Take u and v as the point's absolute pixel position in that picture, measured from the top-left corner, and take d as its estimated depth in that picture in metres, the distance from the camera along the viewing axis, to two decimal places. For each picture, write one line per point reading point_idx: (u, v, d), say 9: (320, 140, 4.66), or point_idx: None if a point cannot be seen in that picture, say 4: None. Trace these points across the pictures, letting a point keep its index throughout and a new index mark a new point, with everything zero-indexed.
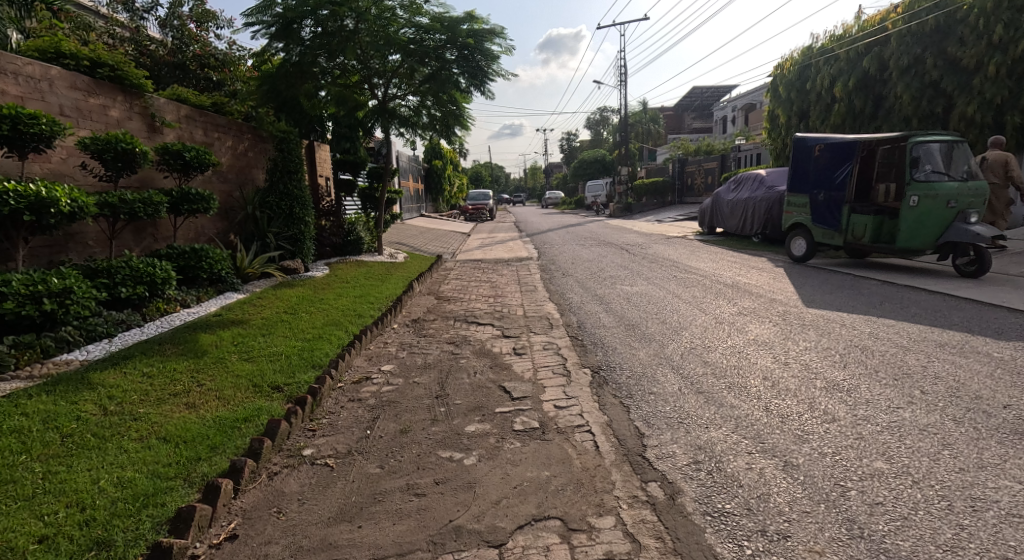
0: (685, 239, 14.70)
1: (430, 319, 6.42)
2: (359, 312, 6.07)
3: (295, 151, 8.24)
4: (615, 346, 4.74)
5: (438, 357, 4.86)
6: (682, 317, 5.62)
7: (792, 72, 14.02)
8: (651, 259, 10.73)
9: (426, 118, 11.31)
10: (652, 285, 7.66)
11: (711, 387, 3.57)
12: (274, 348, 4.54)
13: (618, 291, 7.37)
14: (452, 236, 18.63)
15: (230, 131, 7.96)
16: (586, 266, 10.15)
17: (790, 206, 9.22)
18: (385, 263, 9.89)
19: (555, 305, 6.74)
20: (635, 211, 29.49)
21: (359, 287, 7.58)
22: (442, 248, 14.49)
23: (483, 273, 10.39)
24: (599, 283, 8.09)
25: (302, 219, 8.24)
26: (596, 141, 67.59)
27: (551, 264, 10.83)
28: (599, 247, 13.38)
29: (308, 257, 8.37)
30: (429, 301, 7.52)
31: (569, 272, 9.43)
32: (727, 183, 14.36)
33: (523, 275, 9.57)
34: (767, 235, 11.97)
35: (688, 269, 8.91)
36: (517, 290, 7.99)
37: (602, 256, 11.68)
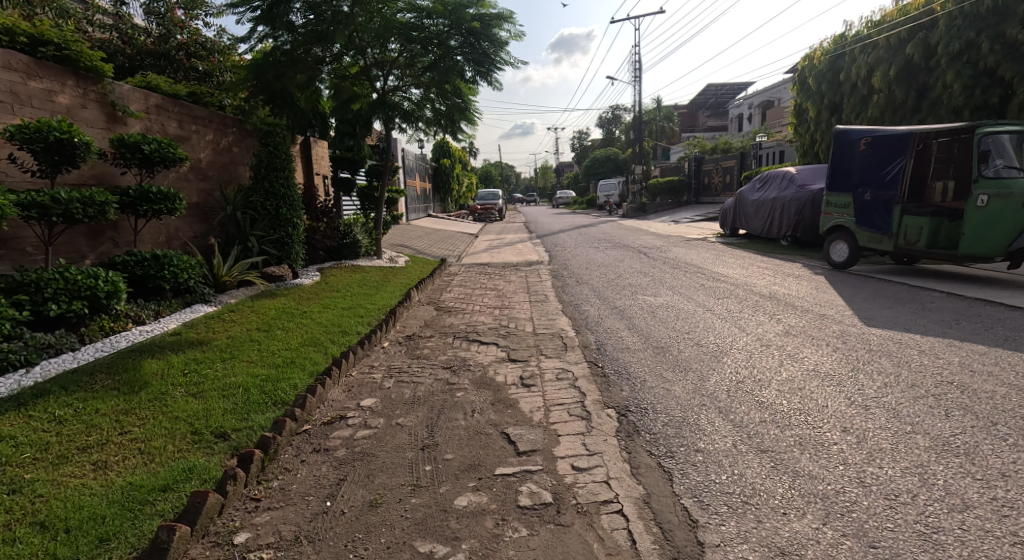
0: (706, 242, 13.82)
1: (427, 336, 5.65)
2: (346, 330, 5.30)
3: (283, 147, 7.52)
4: (643, 375, 3.95)
5: (431, 387, 4.08)
6: (719, 337, 4.81)
7: (823, 62, 13.17)
8: (672, 264, 9.88)
9: (430, 112, 10.61)
10: (677, 296, 6.83)
11: (776, 444, 2.76)
12: (232, 380, 3.76)
13: (640, 302, 6.55)
14: (459, 237, 17.86)
15: (211, 124, 7.27)
16: (602, 272, 9.32)
17: (830, 206, 8.34)
18: (382, 268, 9.15)
19: (569, 318, 5.95)
20: (649, 211, 28.57)
21: (351, 297, 6.85)
22: (448, 250, 13.73)
23: (490, 279, 9.60)
24: (617, 293, 7.27)
25: (290, 221, 7.50)
26: (609, 140, 66.59)
27: (564, 270, 10.03)
28: (615, 250, 12.53)
29: (297, 263, 7.64)
30: (428, 313, 6.76)
31: (583, 279, 8.61)
32: (752, 181, 13.43)
33: (533, 282, 8.77)
34: (799, 238, 11.07)
35: (715, 277, 8.06)
36: (527, 300, 7.20)
37: (618, 260, 10.84)
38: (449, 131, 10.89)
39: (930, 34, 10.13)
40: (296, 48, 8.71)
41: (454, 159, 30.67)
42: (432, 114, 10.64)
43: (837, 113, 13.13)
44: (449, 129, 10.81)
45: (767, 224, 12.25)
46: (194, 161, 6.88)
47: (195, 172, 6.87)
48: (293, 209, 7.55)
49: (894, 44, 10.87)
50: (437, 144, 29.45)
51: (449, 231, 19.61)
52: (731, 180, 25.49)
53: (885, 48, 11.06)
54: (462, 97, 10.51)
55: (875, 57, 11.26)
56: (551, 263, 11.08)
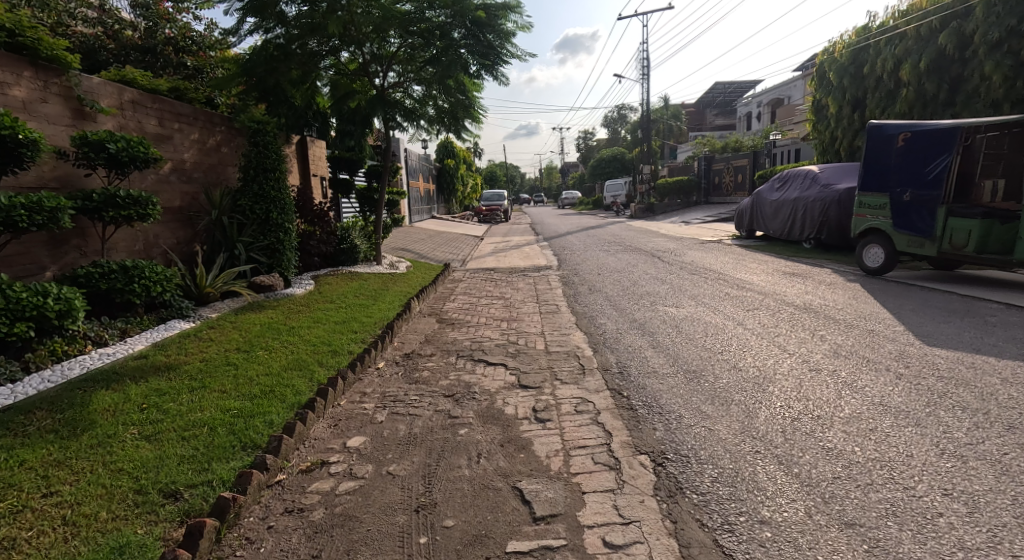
0: (721, 245, 13.23)
1: (427, 355, 5.11)
2: (337, 349, 4.74)
3: (275, 146, 7.00)
4: (678, 409, 3.39)
5: (430, 422, 3.53)
6: (758, 359, 4.24)
7: (845, 56, 12.58)
8: (690, 269, 9.29)
9: (433, 110, 10.15)
10: (701, 307, 6.26)
11: (863, 514, 2.19)
12: (197, 416, 3.21)
13: (662, 315, 5.98)
14: (463, 240, 17.31)
15: (196, 122, 6.75)
16: (616, 278, 8.74)
17: (862, 207, 7.75)
18: (381, 276, 8.63)
19: (585, 334, 5.39)
20: (658, 212, 27.97)
21: (345, 309, 6.32)
22: (452, 254, 13.19)
23: (497, 285, 9.06)
24: (635, 303, 6.70)
25: (281, 226, 6.97)
26: (615, 139, 65.92)
27: (575, 276, 9.46)
28: (627, 254, 11.95)
29: (289, 271, 7.13)
30: (428, 326, 6.23)
31: (597, 287, 8.04)
32: (771, 180, 12.82)
33: (542, 290, 8.22)
34: (823, 240, 10.48)
35: (739, 285, 7.48)
36: (537, 311, 6.64)
37: (631, 265, 10.26)
38: (453, 130, 10.38)
39: (965, 22, 9.54)
40: (289, 42, 8.20)
41: (458, 159, 30.11)
42: (435, 112, 10.14)
43: (860, 109, 12.52)
44: (453, 127, 10.31)
45: (788, 225, 11.65)
46: (177, 161, 6.36)
47: (177, 174, 6.36)
48: (284, 213, 7.02)
49: (924, 34, 10.26)
50: (441, 143, 28.88)
51: (454, 233, 19.05)
52: (743, 180, 24.84)
53: (914, 39, 10.47)
54: (466, 93, 9.99)
55: (903, 48, 10.67)
56: (561, 268, 10.52)
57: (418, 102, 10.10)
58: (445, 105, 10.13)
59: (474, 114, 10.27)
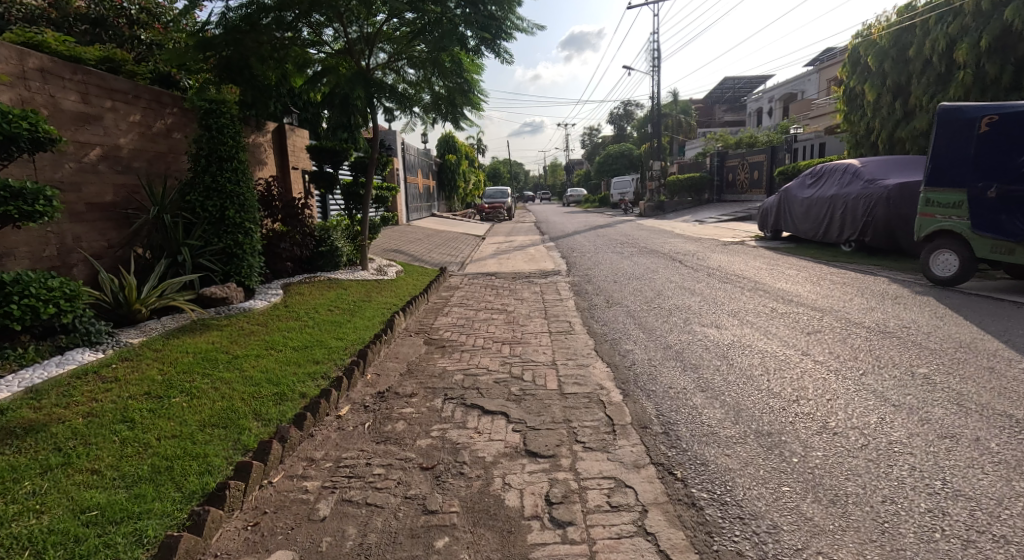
0: (745, 247, 12.09)
1: (406, 393, 3.99)
2: (284, 393, 3.61)
3: (235, 130, 5.89)
4: (765, 510, 2.24)
5: (394, 522, 2.40)
6: (853, 413, 3.10)
7: (885, 38, 11.45)
8: (719, 277, 8.13)
9: (429, 95, 9.15)
10: (748, 328, 5.12)
11: None
12: (22, 527, 2.07)
13: (701, 339, 4.84)
14: (463, 240, 16.18)
15: (138, 102, 5.65)
16: (636, 287, 7.60)
17: (929, 205, 6.58)
18: (364, 285, 7.54)
19: (609, 366, 4.26)
20: (668, 210, 26.85)
21: (312, 328, 5.19)
22: (450, 257, 12.06)
23: (499, 294, 7.93)
24: (664, 321, 5.57)
25: (239, 226, 5.86)
26: (621, 136, 64.72)
27: (588, 283, 8.33)
28: (643, 259, 10.79)
29: (251, 279, 6.04)
30: (412, 351, 5.12)
31: (615, 299, 6.90)
32: (803, 175, 11.67)
33: (551, 301, 7.09)
34: (867, 243, 9.33)
35: (783, 299, 6.32)
36: (545, 332, 5.51)
37: (650, 270, 9.12)
38: (451, 117, 9.35)
39: None
40: (259, 12, 7.08)
41: (460, 154, 29.11)
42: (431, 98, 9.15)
43: (902, 96, 11.44)
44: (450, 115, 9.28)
45: (823, 225, 10.51)
46: (109, 147, 5.25)
47: (109, 162, 5.26)
48: (244, 211, 5.91)
49: (986, 9, 9.25)
50: (443, 138, 28.18)
51: (454, 233, 17.94)
52: (759, 177, 23.61)
53: (971, 16, 9.52)
54: (464, 76, 8.91)
55: (957, 27, 9.72)
56: (570, 274, 9.38)
57: (414, 86, 9.15)
58: (441, 90, 9.11)
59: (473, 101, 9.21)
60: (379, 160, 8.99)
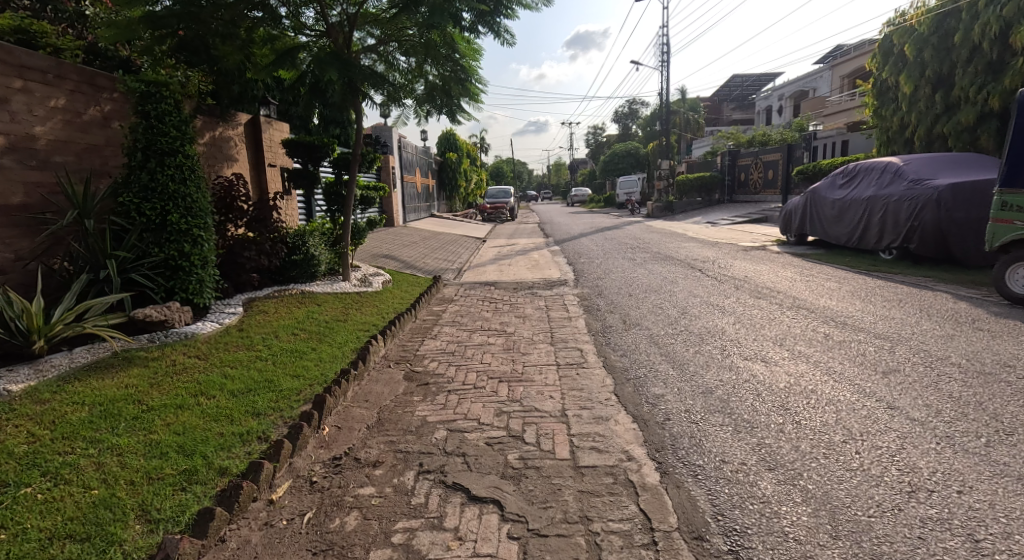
0: (768, 253, 11.12)
1: (369, 462, 3.04)
2: (193, 471, 2.61)
3: (181, 120, 4.92)
4: None
5: None
6: (1009, 523, 2.11)
7: (924, 24, 10.51)
8: (748, 290, 7.14)
9: (424, 85, 8.27)
10: (802, 363, 4.14)
11: None
12: None
13: (749, 379, 3.86)
14: (462, 243, 15.21)
15: (62, 84, 4.70)
16: (655, 303, 6.63)
17: (1005, 209, 5.56)
18: (343, 300, 6.60)
19: (636, 423, 3.28)
20: (677, 211, 25.90)
21: (266, 361, 4.22)
22: (446, 262, 11.12)
23: (497, 310, 6.97)
24: (695, 351, 4.60)
25: (183, 234, 4.90)
26: (626, 134, 63.74)
27: (599, 296, 7.37)
28: (658, 266, 9.81)
29: (202, 296, 5.09)
30: (386, 391, 4.15)
31: (632, 319, 5.93)
32: (835, 174, 10.80)
33: (557, 319, 6.14)
34: (911, 251, 8.36)
35: (833, 321, 5.33)
36: (551, 364, 4.54)
37: (667, 281, 8.15)
38: (446, 110, 8.47)
39: None
40: None
41: (461, 152, 28.21)
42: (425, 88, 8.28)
43: (942, 88, 10.48)
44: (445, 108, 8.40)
45: (859, 229, 9.56)
46: (19, 138, 4.32)
47: (20, 156, 4.32)
48: (190, 217, 4.94)
49: None
50: (443, 135, 27.30)
51: (453, 235, 17.02)
52: (774, 176, 22.61)
53: None
54: (461, 62, 8.04)
55: (1013, 8, 8.91)
56: (578, 285, 8.42)
57: (407, 75, 8.27)
58: (436, 80, 8.23)
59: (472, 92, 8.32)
60: (363, 156, 8.03)
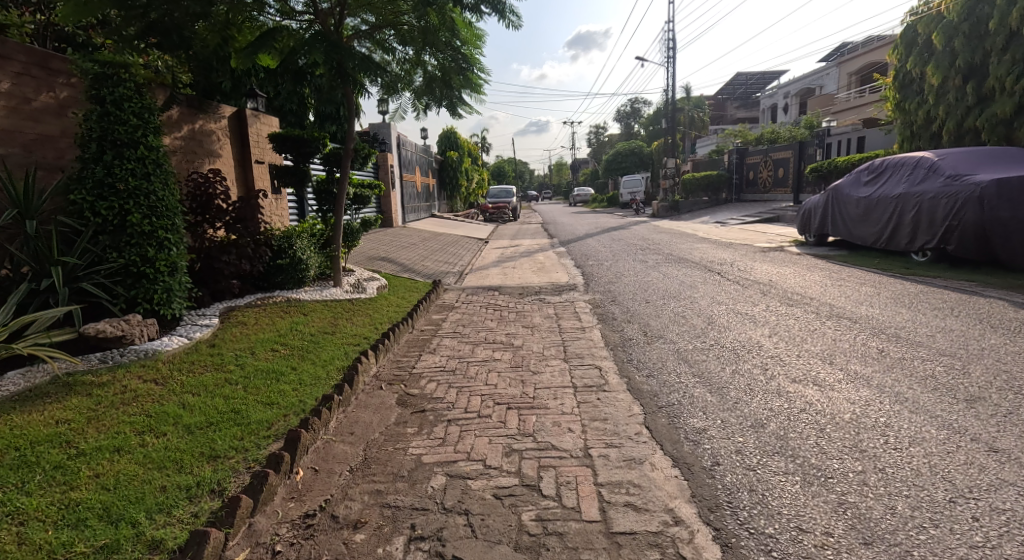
0: (787, 255, 10.54)
1: (349, 523, 2.45)
2: (115, 547, 2.03)
3: (144, 106, 4.32)
4: None
5: None
6: None
7: (954, 11, 9.90)
8: (777, 296, 6.54)
9: (423, 76, 7.69)
10: (862, 387, 3.53)
11: None
12: None
13: (804, 408, 3.26)
14: (464, 244, 14.60)
15: (6, 65, 4.12)
16: (676, 311, 6.03)
17: None
18: (333, 309, 5.99)
19: (678, 468, 2.69)
20: (684, 211, 25.31)
21: (236, 386, 3.61)
22: (447, 265, 10.53)
23: (503, 318, 6.38)
24: (733, 371, 4.00)
25: (147, 237, 4.30)
26: (629, 134, 63.14)
27: (614, 303, 6.77)
28: (673, 270, 9.21)
29: (170, 307, 4.50)
30: (376, 421, 3.56)
31: (654, 330, 5.33)
32: (860, 171, 10.21)
33: (569, 330, 5.55)
34: (949, 252, 7.78)
35: (883, 334, 4.72)
36: (568, 387, 3.93)
37: (685, 285, 7.55)
38: (447, 103, 7.94)
39: None
40: None
41: (463, 151, 27.65)
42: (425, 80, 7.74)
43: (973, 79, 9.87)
44: (446, 101, 7.88)
45: (890, 229, 8.95)
46: None
47: None
48: (154, 217, 4.34)
49: None
50: (443, 133, 26.78)
51: (454, 236, 16.44)
52: (785, 174, 21.99)
53: None
54: (462, 50, 7.45)
55: None
56: (589, 290, 7.83)
57: (405, 66, 7.73)
58: (436, 70, 7.65)
59: (475, 84, 7.78)
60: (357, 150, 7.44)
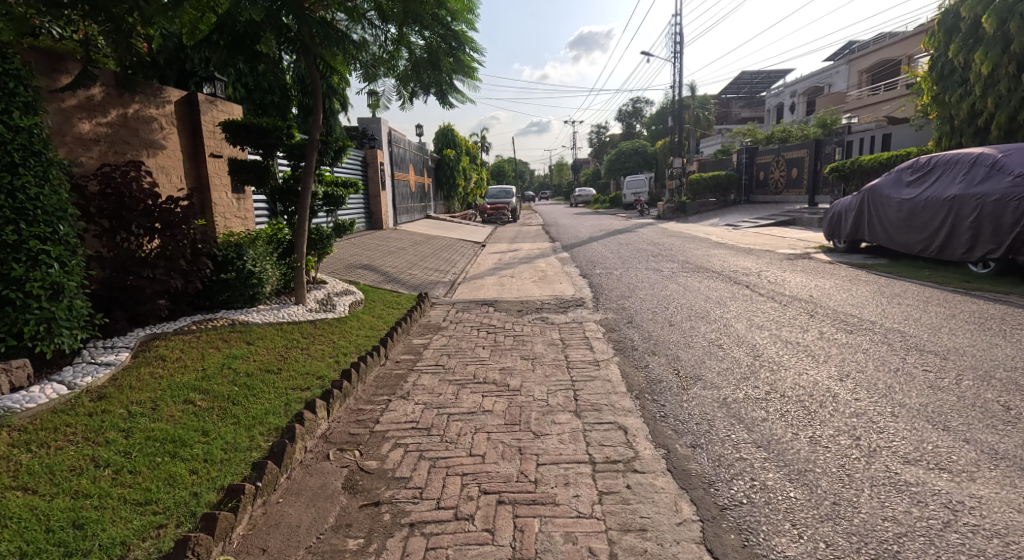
0: (817, 263, 9.46)
1: None
2: None
3: (8, 73, 3.20)
4: None
5: None
6: None
7: None
8: (828, 320, 5.42)
9: (408, 57, 6.61)
10: (1018, 478, 2.42)
11: None
12: None
13: (947, 523, 2.15)
14: (459, 249, 13.48)
15: None
16: (709, 340, 4.94)
17: None
18: (288, 335, 4.88)
19: None
20: (690, 213, 24.28)
21: (102, 471, 2.48)
22: (438, 274, 9.44)
23: (498, 344, 5.28)
24: (811, 441, 2.90)
25: (11, 250, 3.18)
26: (630, 134, 62.15)
27: (631, 326, 5.66)
28: (693, 281, 8.10)
29: (50, 343, 3.37)
30: (305, 526, 2.44)
31: (687, 369, 4.21)
32: (901, 169, 9.14)
33: (578, 365, 4.46)
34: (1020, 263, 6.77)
35: (993, 379, 3.62)
36: (582, 465, 2.83)
37: (711, 303, 6.47)
38: (436, 90, 6.91)
39: None
40: None
41: (460, 149, 26.64)
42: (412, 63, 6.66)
43: None
44: (435, 88, 6.88)
45: (942, 235, 7.89)
46: None
47: None
48: (21, 223, 3.21)
49: None
50: (441, 130, 25.92)
51: (449, 239, 15.37)
52: (798, 175, 20.93)
53: None
54: (454, 26, 6.38)
55: None
56: (598, 307, 6.74)
57: (387, 48, 6.59)
58: (422, 51, 6.57)
59: (469, 69, 6.79)
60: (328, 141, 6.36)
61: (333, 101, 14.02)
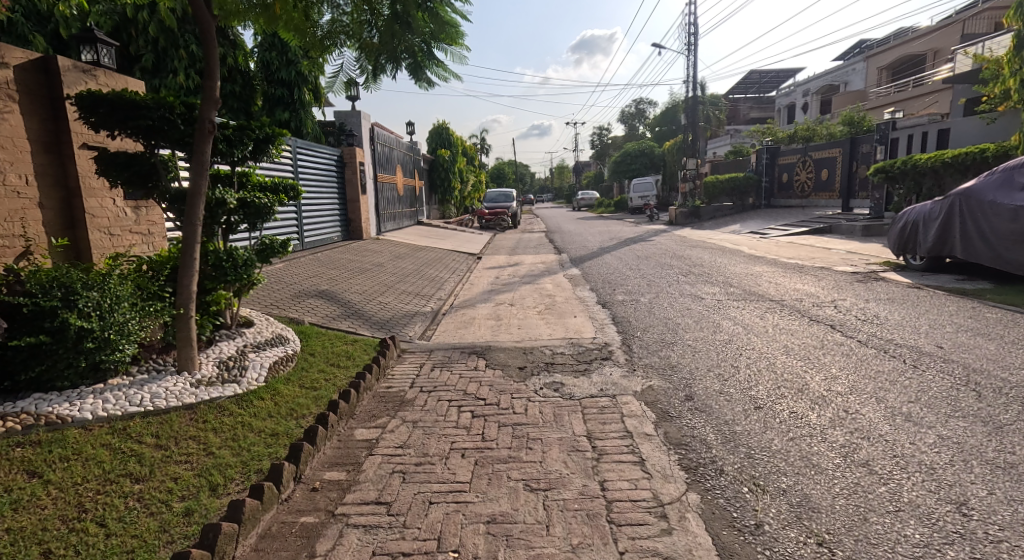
0: (899, 288, 7.45)
1: None
2: None
3: None
4: None
5: None
6: None
7: None
8: (1017, 406, 3.38)
9: (372, 21, 4.37)
10: None
11: None
12: None
13: None
14: (449, 264, 11.42)
15: None
16: (841, 454, 2.93)
17: None
18: (126, 448, 2.85)
19: None
20: (705, 218, 22.37)
21: None
22: (418, 303, 7.43)
23: (486, 449, 3.26)
24: None
25: None
26: (634, 135, 60.33)
27: (697, 413, 3.63)
28: (753, 318, 6.08)
29: None
30: None
31: (845, 545, 2.21)
32: (1013, 168, 7.32)
33: (629, 522, 2.46)
34: None
35: None
36: None
37: (799, 363, 4.46)
38: (412, 67, 4.65)
39: None
40: None
41: (456, 149, 24.77)
42: (379, 26, 4.43)
43: None
44: (408, 63, 4.66)
45: None
46: None
47: None
48: None
49: None
50: (434, 129, 23.97)
51: (440, 250, 13.42)
52: (828, 177, 18.96)
53: None
54: None
55: None
56: (632, 362, 4.75)
57: (344, 9, 4.37)
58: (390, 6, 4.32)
59: (453, 30, 4.58)
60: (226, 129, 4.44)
61: (304, 91, 12.37)
